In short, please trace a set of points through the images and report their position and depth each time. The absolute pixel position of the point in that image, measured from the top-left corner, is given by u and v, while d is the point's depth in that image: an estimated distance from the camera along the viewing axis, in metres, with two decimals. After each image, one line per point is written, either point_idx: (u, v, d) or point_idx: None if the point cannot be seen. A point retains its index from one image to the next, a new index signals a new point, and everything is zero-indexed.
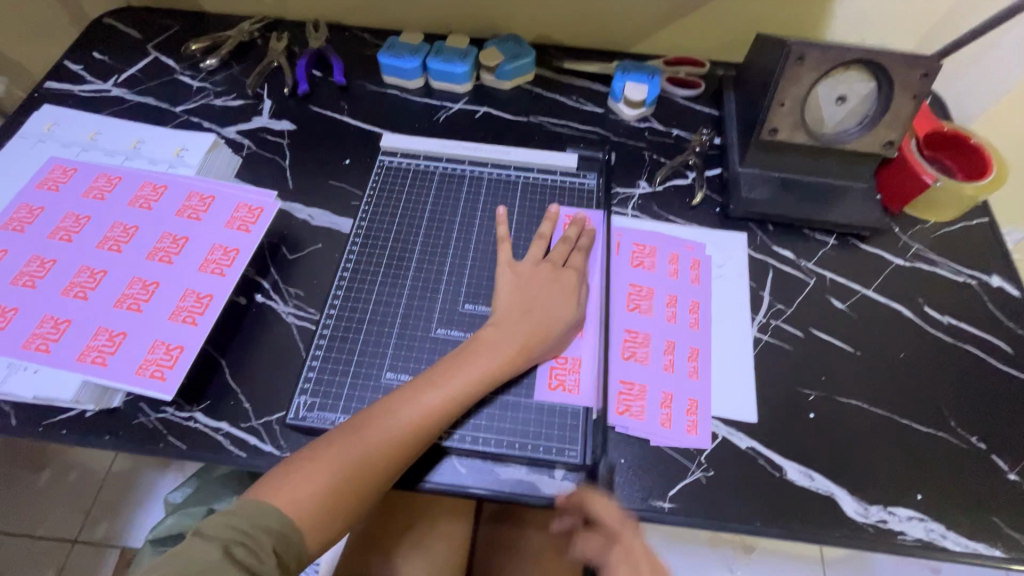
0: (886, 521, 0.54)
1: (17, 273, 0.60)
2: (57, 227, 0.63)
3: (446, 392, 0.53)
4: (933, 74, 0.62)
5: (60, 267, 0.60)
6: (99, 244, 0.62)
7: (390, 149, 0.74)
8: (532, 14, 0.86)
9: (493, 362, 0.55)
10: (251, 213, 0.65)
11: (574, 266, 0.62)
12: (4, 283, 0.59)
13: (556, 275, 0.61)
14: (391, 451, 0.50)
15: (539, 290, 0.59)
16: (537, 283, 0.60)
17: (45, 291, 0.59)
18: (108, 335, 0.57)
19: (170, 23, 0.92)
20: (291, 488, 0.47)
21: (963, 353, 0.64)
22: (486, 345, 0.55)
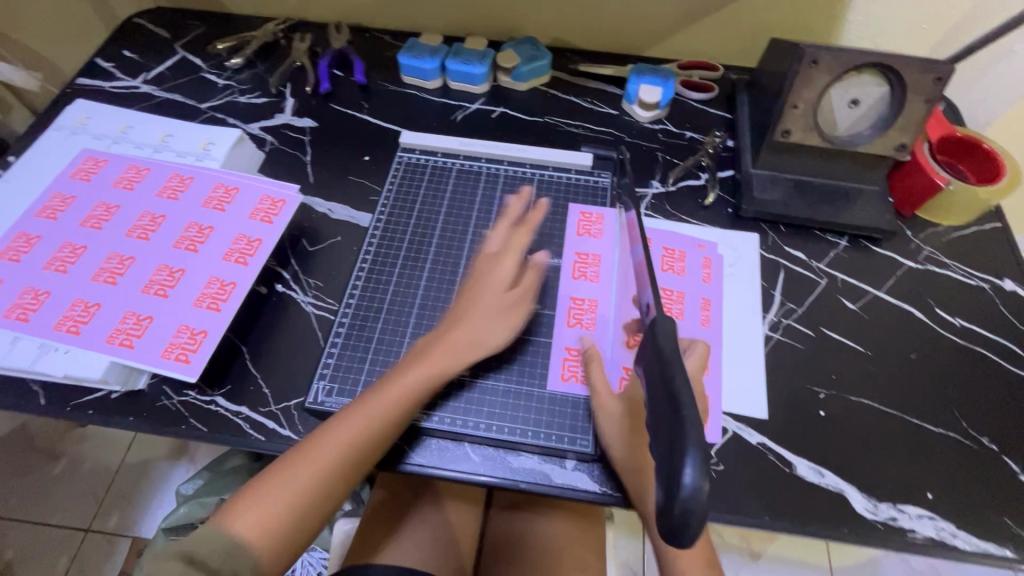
0: (895, 518, 0.55)
1: (50, 258, 0.62)
2: (89, 215, 0.65)
3: (391, 398, 0.52)
4: (946, 78, 0.62)
5: (91, 253, 0.63)
6: (128, 232, 0.64)
7: (409, 146, 0.76)
8: (549, 18, 0.88)
9: (435, 361, 0.54)
10: (274, 205, 0.67)
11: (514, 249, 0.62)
12: (37, 268, 0.61)
13: (495, 261, 0.61)
14: (346, 461, 0.49)
15: (480, 278, 0.59)
16: (482, 274, 0.60)
17: (76, 276, 0.61)
18: (135, 319, 0.59)
19: (198, 24, 0.95)
20: (248, 512, 0.46)
21: (974, 355, 0.64)
22: (423, 344, 0.55)
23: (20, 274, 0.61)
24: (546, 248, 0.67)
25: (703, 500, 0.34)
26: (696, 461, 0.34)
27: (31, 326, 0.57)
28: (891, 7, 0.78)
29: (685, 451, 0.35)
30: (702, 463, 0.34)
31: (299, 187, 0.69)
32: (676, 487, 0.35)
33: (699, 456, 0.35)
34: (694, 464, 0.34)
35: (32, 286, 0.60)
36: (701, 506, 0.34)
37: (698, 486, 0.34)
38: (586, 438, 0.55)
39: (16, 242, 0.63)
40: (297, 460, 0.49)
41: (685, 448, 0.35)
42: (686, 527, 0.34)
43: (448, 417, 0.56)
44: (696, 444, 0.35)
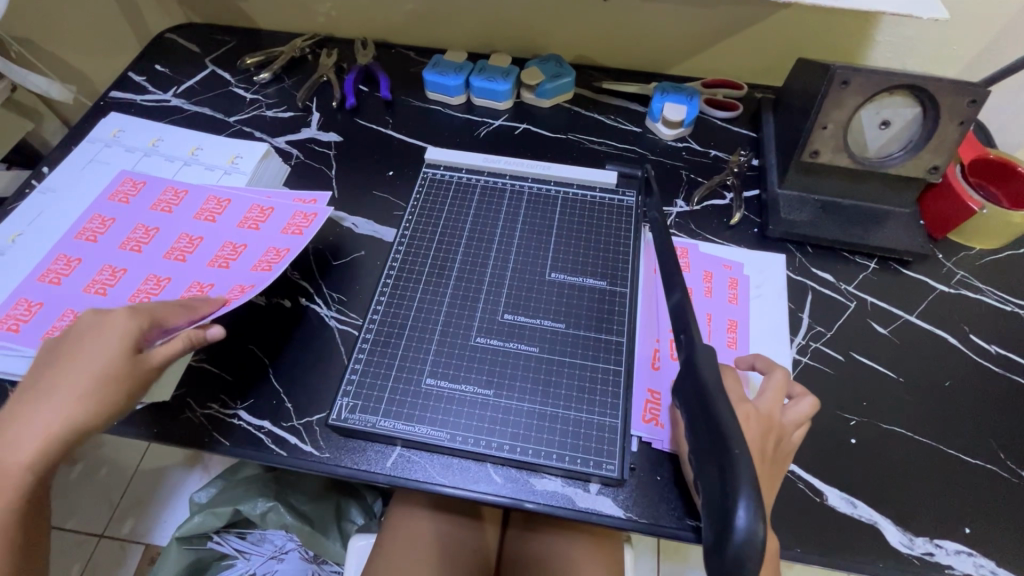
0: (933, 553, 0.53)
1: (89, 282, 0.61)
2: (128, 238, 0.65)
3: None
4: (982, 101, 0.61)
5: (130, 275, 0.62)
6: (165, 255, 0.64)
7: (434, 162, 0.76)
8: (573, 36, 0.89)
9: (7, 474, 0.45)
10: (306, 218, 0.66)
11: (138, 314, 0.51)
12: (77, 292, 0.61)
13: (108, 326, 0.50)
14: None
15: (83, 329, 0.50)
16: (83, 325, 0.50)
17: (114, 297, 0.60)
18: None
19: (227, 39, 0.97)
20: None
21: (1011, 384, 0.63)
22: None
23: (60, 297, 0.60)
24: (571, 266, 0.66)
25: (757, 545, 0.34)
26: (749, 504, 0.35)
27: None
28: (920, 28, 0.78)
29: (737, 493, 0.35)
30: (755, 506, 0.35)
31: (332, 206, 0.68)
32: (729, 529, 0.35)
33: (752, 498, 0.35)
34: (747, 507, 0.35)
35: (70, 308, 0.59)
36: (755, 551, 0.34)
37: (752, 531, 0.34)
38: (612, 463, 0.54)
39: (56, 264, 0.63)
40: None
41: (737, 489, 0.36)
42: (740, 571, 0.34)
43: (475, 437, 0.55)
44: (748, 485, 0.36)
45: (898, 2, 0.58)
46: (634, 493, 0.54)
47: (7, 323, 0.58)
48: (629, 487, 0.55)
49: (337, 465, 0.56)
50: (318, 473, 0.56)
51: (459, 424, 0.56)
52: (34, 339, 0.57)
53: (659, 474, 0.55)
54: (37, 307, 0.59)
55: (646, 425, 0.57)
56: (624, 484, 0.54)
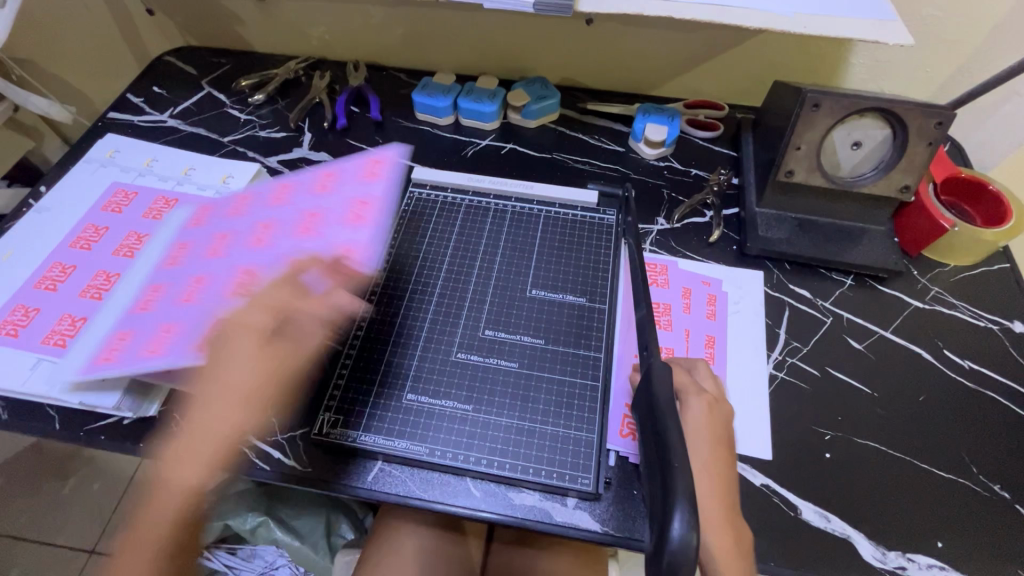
0: (905, 568, 0.53)
1: (181, 293, 0.58)
2: (177, 249, 0.62)
3: (174, 486, 0.56)
4: (948, 123, 0.63)
5: (181, 337, 0.56)
6: (231, 249, 0.60)
7: (421, 181, 0.78)
8: (558, 58, 0.91)
9: (185, 480, 0.56)
10: (248, 199, 0.63)
11: (284, 310, 0.57)
12: (169, 307, 0.58)
13: (259, 347, 0.57)
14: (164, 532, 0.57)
15: (244, 349, 0.56)
16: (248, 349, 0.56)
17: (162, 307, 0.58)
18: (105, 332, 0.58)
19: (225, 62, 1.00)
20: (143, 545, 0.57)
21: (984, 398, 0.64)
22: (185, 451, 0.57)
23: (56, 304, 0.63)
24: (551, 283, 0.68)
25: (691, 555, 0.34)
26: (684, 516, 0.35)
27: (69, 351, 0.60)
28: (893, 52, 0.80)
29: (673, 504, 0.35)
30: (690, 516, 0.35)
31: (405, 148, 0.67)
32: (666, 538, 0.35)
33: (688, 509, 0.35)
34: (682, 518, 0.35)
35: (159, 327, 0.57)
36: (689, 561, 0.34)
37: (686, 539, 0.34)
38: (588, 477, 0.55)
39: (52, 272, 0.66)
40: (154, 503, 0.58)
41: (674, 500, 0.36)
42: None
43: (454, 453, 0.56)
44: (685, 495, 0.36)
45: (863, 29, 0.61)
46: (611, 507, 0.55)
47: (108, 355, 0.55)
48: (605, 502, 0.55)
49: (318, 480, 0.57)
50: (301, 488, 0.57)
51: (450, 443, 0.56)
52: (87, 368, 0.55)
53: (636, 488, 0.56)
54: (34, 312, 0.62)
55: (623, 440, 0.58)
56: (600, 499, 0.55)
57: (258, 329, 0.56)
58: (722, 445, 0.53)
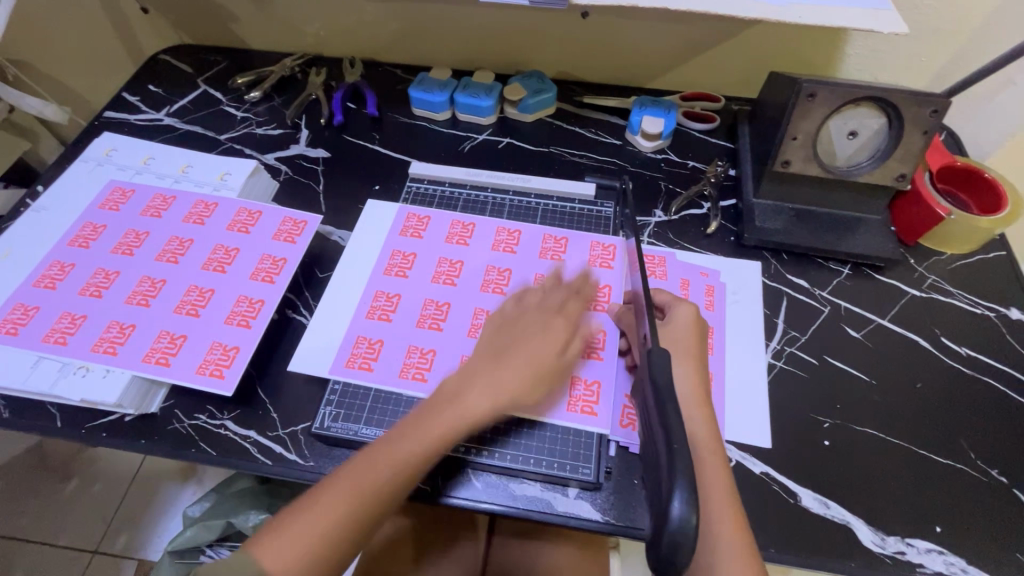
0: (903, 552, 0.54)
1: (419, 316, 0.65)
2: (437, 271, 0.69)
3: (422, 437, 0.51)
4: (943, 111, 0.64)
5: (441, 356, 0.62)
6: (481, 287, 0.67)
7: (418, 176, 0.80)
8: (554, 52, 0.91)
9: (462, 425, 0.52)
10: (296, 226, 0.71)
11: (570, 315, 0.60)
12: (411, 326, 0.65)
13: (545, 321, 0.59)
14: (361, 514, 0.48)
15: (536, 324, 0.58)
16: (534, 320, 0.59)
17: (400, 323, 0.65)
18: (119, 328, 0.62)
19: (220, 60, 1.00)
20: (298, 532, 0.46)
21: (981, 384, 0.64)
22: (401, 434, 0.51)
23: (55, 303, 0.63)
24: None
25: (691, 534, 0.35)
26: (683, 499, 0.35)
27: (69, 349, 0.60)
28: (888, 41, 0.80)
29: (673, 486, 0.35)
30: (690, 497, 0.35)
31: (620, 237, 0.73)
32: (665, 519, 0.35)
33: (689, 490, 0.35)
34: (682, 498, 0.35)
35: (385, 341, 0.64)
36: (688, 540, 0.35)
37: (686, 521, 0.35)
38: (588, 467, 0.56)
39: (50, 270, 0.66)
40: (289, 519, 0.47)
41: (674, 481, 0.36)
42: (674, 558, 0.35)
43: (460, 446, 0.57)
44: (684, 477, 0.36)
45: (858, 18, 0.61)
46: (611, 496, 0.55)
47: (358, 361, 0.62)
48: (607, 491, 0.56)
49: (320, 474, 0.57)
50: (302, 481, 0.57)
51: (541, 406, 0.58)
52: (337, 367, 0.61)
53: (636, 478, 0.57)
54: (34, 310, 0.62)
55: (624, 430, 0.58)
56: (601, 489, 0.56)
57: (551, 308, 0.60)
58: (699, 353, 0.58)
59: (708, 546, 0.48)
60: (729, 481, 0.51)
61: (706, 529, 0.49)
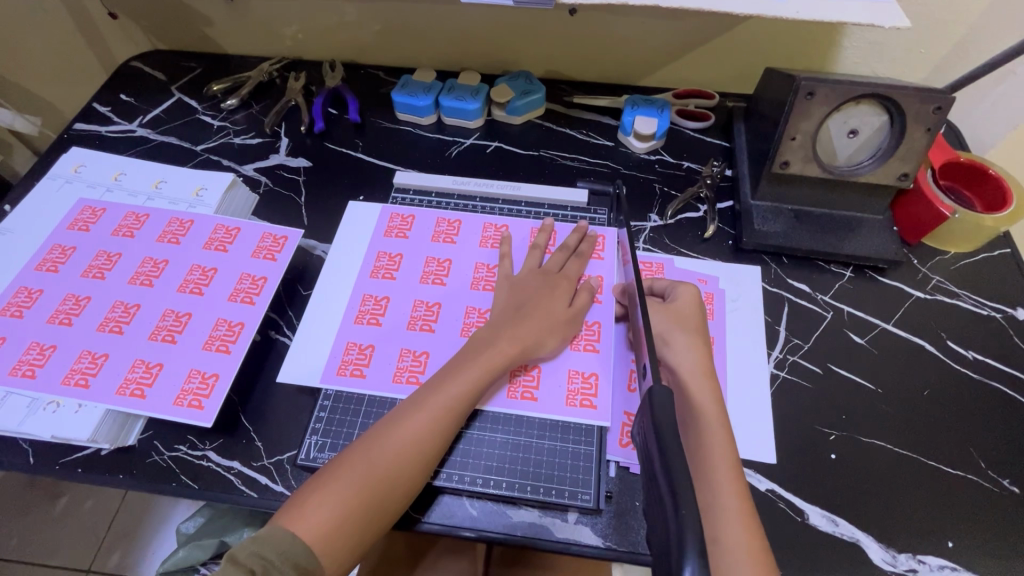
0: (915, 570, 0.52)
1: (409, 318, 0.64)
2: (424, 272, 0.68)
3: (425, 413, 0.52)
4: (947, 107, 0.61)
5: (434, 358, 0.61)
6: (471, 286, 0.66)
7: (403, 186, 0.76)
8: (542, 51, 0.88)
9: (461, 396, 0.54)
10: (277, 243, 0.68)
11: (569, 275, 0.64)
12: (401, 329, 0.63)
13: (549, 282, 0.63)
14: (383, 489, 0.49)
15: (536, 293, 0.61)
16: (533, 289, 0.62)
17: (390, 328, 0.63)
18: (91, 358, 0.59)
19: (194, 65, 0.96)
20: (315, 517, 0.46)
21: (989, 389, 0.62)
22: (422, 404, 0.53)
23: (23, 332, 0.60)
24: None
25: None
26: (696, 567, 0.31)
27: (38, 382, 0.57)
28: (886, 33, 0.78)
29: (682, 552, 0.31)
30: (703, 565, 0.30)
31: (614, 226, 0.72)
32: None
33: (700, 559, 0.31)
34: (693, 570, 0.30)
35: (376, 345, 0.62)
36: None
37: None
38: (588, 493, 0.54)
39: (17, 297, 0.62)
40: (313, 494, 0.47)
41: (683, 547, 0.31)
42: None
43: (440, 471, 0.55)
44: (696, 542, 0.32)
45: (857, 12, 0.58)
46: (612, 521, 0.53)
47: (349, 368, 0.60)
48: (607, 516, 0.54)
49: None
50: None
51: (533, 400, 0.58)
52: (328, 375, 0.60)
53: (634, 500, 0.54)
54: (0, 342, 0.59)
55: (623, 450, 0.56)
56: (601, 514, 0.54)
57: (552, 273, 0.64)
58: (704, 330, 0.58)
59: (712, 523, 0.46)
60: (734, 456, 0.50)
61: (707, 502, 0.47)
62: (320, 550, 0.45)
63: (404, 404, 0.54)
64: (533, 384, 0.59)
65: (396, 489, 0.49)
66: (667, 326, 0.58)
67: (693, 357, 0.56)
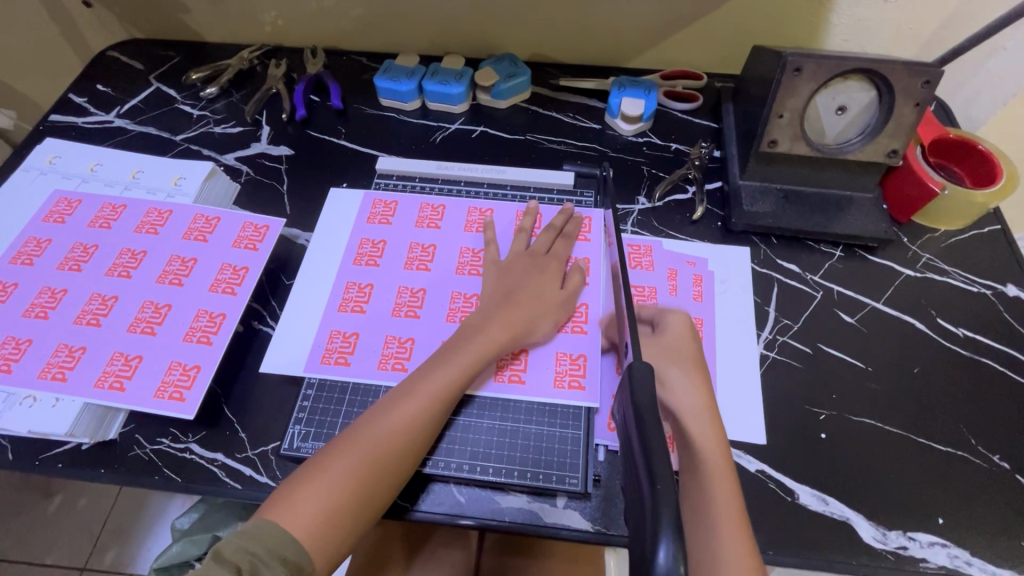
0: (906, 547, 0.52)
1: (394, 304, 0.63)
2: (409, 257, 0.66)
3: (413, 401, 0.51)
4: (936, 82, 0.60)
5: (420, 344, 0.60)
6: (457, 271, 0.65)
7: (386, 172, 0.75)
8: (527, 33, 0.86)
9: (450, 383, 0.53)
10: (257, 232, 0.67)
11: (557, 256, 0.63)
12: (386, 316, 0.62)
13: (537, 263, 0.62)
14: (373, 480, 0.48)
15: (523, 277, 0.61)
16: (520, 272, 0.61)
17: (374, 315, 0.62)
18: (68, 351, 0.57)
19: (172, 54, 0.94)
20: (301, 507, 0.45)
21: (979, 366, 0.62)
22: (411, 391, 0.52)
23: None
24: None
25: None
26: (670, 544, 0.30)
27: (13, 377, 0.55)
28: (875, 9, 0.76)
29: (657, 530, 0.30)
30: (678, 542, 0.30)
31: (600, 208, 0.71)
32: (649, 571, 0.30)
33: (675, 536, 0.30)
34: (667, 547, 0.30)
35: (360, 332, 0.61)
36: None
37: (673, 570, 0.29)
38: (575, 477, 0.53)
39: None
40: (300, 485, 0.46)
41: (657, 524, 0.31)
42: None
43: (428, 459, 0.54)
44: (670, 519, 0.31)
45: None
46: (601, 505, 0.53)
47: (334, 356, 0.60)
48: (595, 500, 0.53)
49: None
50: None
51: (520, 382, 0.57)
52: (311, 363, 0.59)
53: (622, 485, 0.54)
54: None
55: (611, 433, 0.56)
56: (590, 498, 0.53)
57: (540, 254, 0.63)
58: (700, 363, 0.55)
59: None
60: (739, 501, 0.46)
61: (710, 556, 0.43)
62: (310, 543, 0.44)
63: (392, 392, 0.53)
64: (520, 367, 0.58)
65: (385, 479, 0.48)
66: (661, 363, 0.55)
67: (691, 395, 0.52)
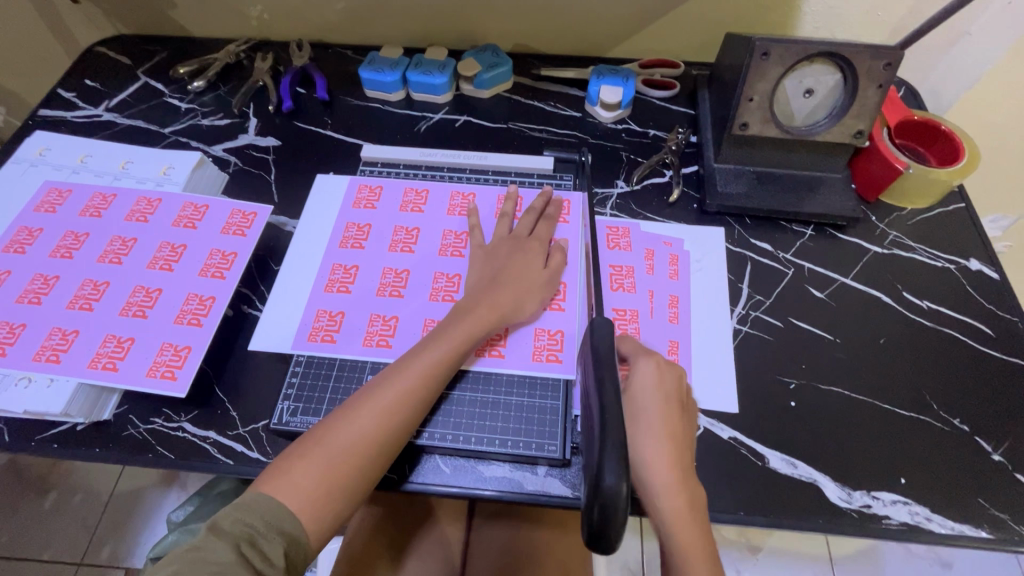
0: (870, 505, 0.54)
1: (379, 285, 0.65)
2: (393, 240, 0.68)
3: (404, 380, 0.53)
4: (897, 63, 0.63)
5: (404, 323, 0.62)
6: (440, 253, 0.67)
7: (371, 159, 0.77)
8: (508, 24, 0.88)
9: (440, 361, 0.55)
10: (245, 219, 0.68)
11: (540, 237, 0.65)
12: (372, 296, 0.64)
13: (521, 246, 0.64)
14: (367, 455, 0.50)
15: (506, 258, 0.63)
16: (504, 254, 0.63)
17: (360, 295, 0.64)
18: (62, 335, 0.59)
19: (159, 49, 0.95)
20: (295, 478, 0.47)
21: (942, 335, 0.65)
22: (404, 367, 0.54)
23: None
24: None
25: (620, 500, 0.35)
26: (615, 465, 0.36)
27: (8, 360, 0.57)
28: None
29: (604, 455, 0.37)
30: (621, 466, 0.36)
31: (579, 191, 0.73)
32: (598, 488, 0.36)
33: (619, 459, 0.36)
34: (613, 468, 0.36)
35: (346, 312, 0.63)
36: (618, 508, 0.36)
37: (617, 488, 0.36)
38: (554, 444, 0.55)
39: None
40: (297, 460, 0.48)
41: (605, 452, 0.37)
42: (606, 526, 0.36)
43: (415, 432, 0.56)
44: (616, 446, 0.37)
45: None
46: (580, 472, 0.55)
47: (320, 334, 0.61)
48: (576, 467, 0.55)
49: None
50: None
51: (502, 358, 0.59)
52: (299, 341, 0.61)
53: None
54: None
55: None
56: (570, 465, 0.55)
57: (523, 237, 0.65)
58: (672, 424, 0.52)
59: None
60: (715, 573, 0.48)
61: None
62: (308, 515, 0.47)
63: (382, 373, 0.54)
64: (500, 342, 0.60)
65: (379, 455, 0.50)
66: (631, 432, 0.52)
67: (663, 468, 0.50)
